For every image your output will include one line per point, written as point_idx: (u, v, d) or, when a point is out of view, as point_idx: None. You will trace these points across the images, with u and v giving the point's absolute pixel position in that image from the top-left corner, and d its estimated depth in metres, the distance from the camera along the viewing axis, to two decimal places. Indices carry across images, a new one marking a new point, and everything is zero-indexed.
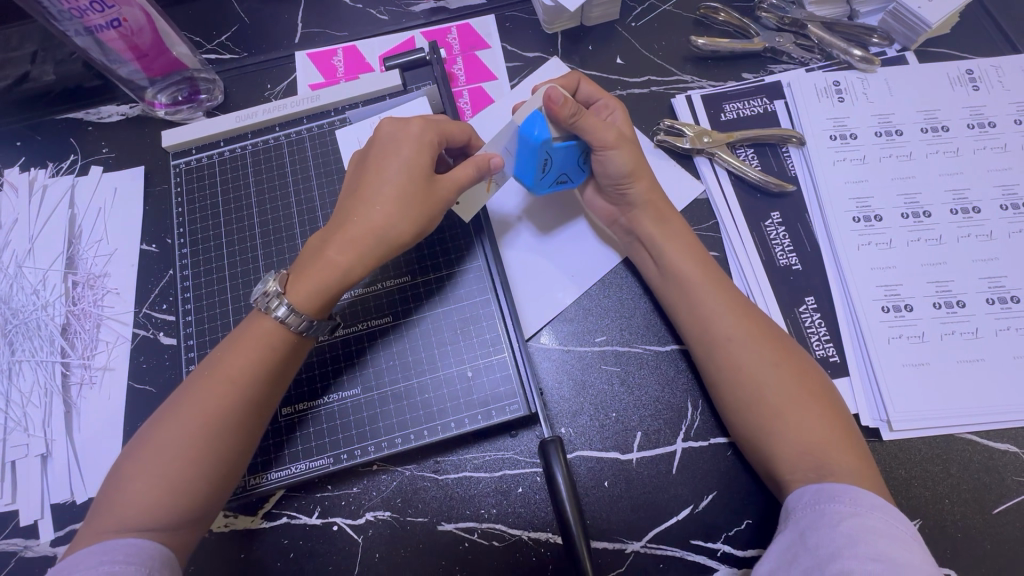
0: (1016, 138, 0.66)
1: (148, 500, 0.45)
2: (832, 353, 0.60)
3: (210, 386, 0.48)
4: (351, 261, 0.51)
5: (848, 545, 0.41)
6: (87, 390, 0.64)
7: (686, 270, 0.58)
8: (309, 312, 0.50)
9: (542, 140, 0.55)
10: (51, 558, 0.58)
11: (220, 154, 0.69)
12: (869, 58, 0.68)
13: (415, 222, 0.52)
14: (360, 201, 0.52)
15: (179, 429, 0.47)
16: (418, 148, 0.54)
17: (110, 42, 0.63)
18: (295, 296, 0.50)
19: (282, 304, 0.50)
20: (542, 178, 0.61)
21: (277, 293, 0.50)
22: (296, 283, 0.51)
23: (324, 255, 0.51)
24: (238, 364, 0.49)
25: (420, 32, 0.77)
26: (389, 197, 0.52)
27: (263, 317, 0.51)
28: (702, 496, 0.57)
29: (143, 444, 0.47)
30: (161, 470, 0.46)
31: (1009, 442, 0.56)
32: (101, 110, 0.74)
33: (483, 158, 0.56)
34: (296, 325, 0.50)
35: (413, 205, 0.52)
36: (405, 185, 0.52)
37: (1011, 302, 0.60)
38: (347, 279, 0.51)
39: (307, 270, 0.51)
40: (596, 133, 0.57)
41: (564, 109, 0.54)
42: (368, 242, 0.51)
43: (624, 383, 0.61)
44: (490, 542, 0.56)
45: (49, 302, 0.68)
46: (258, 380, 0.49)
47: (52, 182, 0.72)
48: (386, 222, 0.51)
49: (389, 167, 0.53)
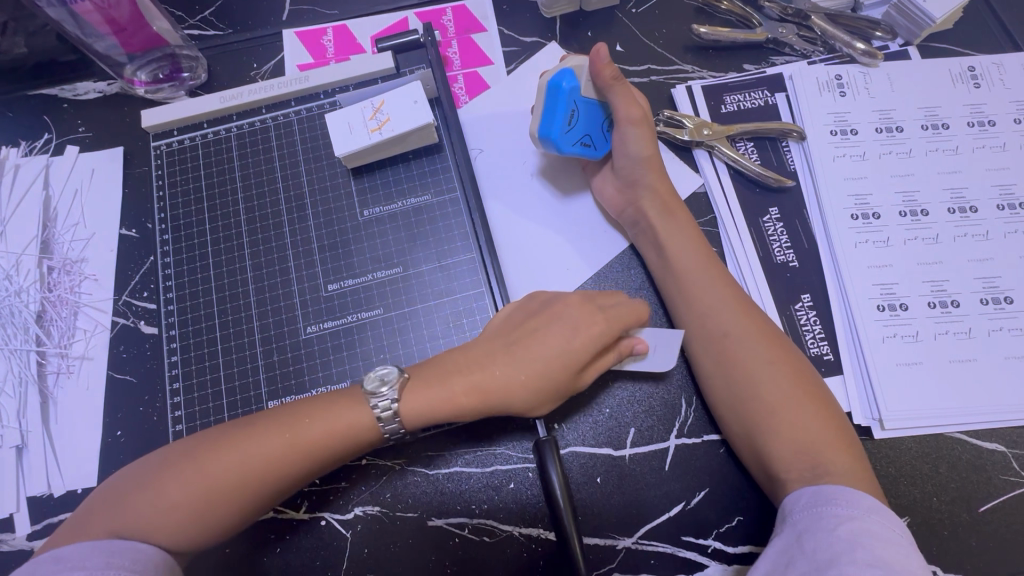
0: (1015, 138, 0.66)
1: (172, 522, 0.45)
2: (827, 351, 0.60)
3: (277, 440, 0.48)
4: (468, 408, 0.52)
5: (847, 550, 0.41)
6: (65, 379, 0.62)
7: (689, 264, 0.58)
8: (405, 421, 0.51)
9: (571, 91, 0.58)
10: (28, 552, 0.56)
11: (203, 136, 0.66)
12: (871, 52, 0.67)
13: (539, 397, 0.52)
14: (502, 351, 0.53)
15: (226, 474, 0.46)
16: (585, 320, 0.54)
17: (86, 14, 0.60)
18: (408, 403, 0.50)
19: (389, 399, 0.50)
20: (568, 132, 0.59)
21: (389, 400, 0.50)
22: (413, 394, 0.51)
23: (440, 386, 0.51)
24: (302, 438, 0.48)
25: (414, 12, 0.75)
26: (532, 374, 0.52)
27: (363, 407, 0.50)
28: (694, 493, 0.56)
29: (187, 459, 0.47)
30: (195, 501, 0.45)
31: (997, 441, 0.57)
32: (77, 87, 0.71)
33: (625, 344, 0.56)
34: (388, 429, 0.50)
35: (536, 386, 0.52)
36: (547, 376, 0.52)
37: (1004, 303, 0.60)
38: (467, 407, 0.52)
39: (424, 384, 0.52)
40: (628, 103, 0.59)
41: (605, 69, 0.57)
42: (499, 384, 0.52)
43: (619, 380, 0.60)
44: (480, 538, 0.56)
45: (23, 288, 0.65)
46: (319, 458, 0.48)
47: (25, 162, 0.69)
48: (514, 374, 0.52)
49: (543, 335, 0.53)
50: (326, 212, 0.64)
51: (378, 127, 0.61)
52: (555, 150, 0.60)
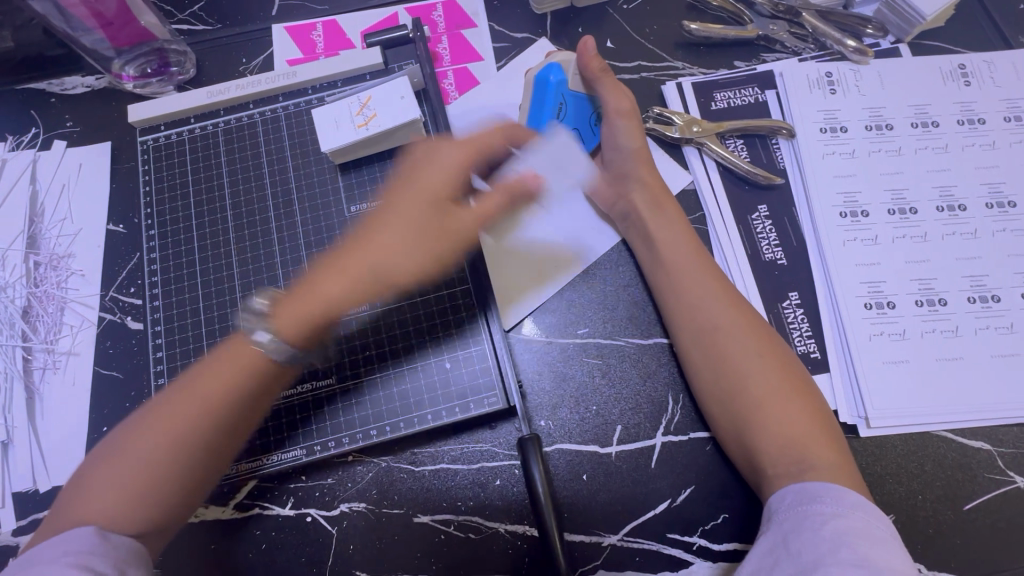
0: (1004, 136, 0.65)
1: (107, 505, 0.43)
2: (814, 349, 0.60)
3: (192, 393, 0.47)
4: (342, 293, 0.49)
5: (831, 550, 0.41)
6: (50, 375, 0.62)
7: (678, 259, 0.58)
8: (295, 342, 0.48)
9: (557, 84, 0.61)
10: (13, 548, 0.56)
11: (191, 131, 0.66)
12: (862, 49, 0.67)
13: (426, 263, 0.51)
14: (331, 262, 0.50)
15: (152, 447, 0.45)
16: (461, 155, 0.52)
17: (72, 8, 0.61)
18: (281, 322, 0.48)
19: (261, 329, 0.48)
20: (555, 124, 0.62)
21: (262, 315, 0.48)
22: (281, 311, 0.49)
23: (315, 285, 0.49)
24: (212, 392, 0.47)
25: (404, 8, 0.74)
26: (404, 228, 0.50)
27: (244, 340, 0.49)
28: (679, 490, 0.56)
29: (112, 444, 0.46)
30: (131, 482, 0.44)
31: (983, 439, 0.57)
32: (65, 81, 0.70)
33: (517, 175, 0.54)
34: (275, 352, 0.48)
35: (424, 247, 0.51)
36: (426, 223, 0.50)
37: (992, 301, 0.60)
38: (332, 313, 0.49)
39: (297, 298, 0.49)
40: (615, 95, 0.61)
41: (590, 62, 0.60)
42: (365, 274, 0.49)
43: (606, 377, 0.60)
44: (465, 534, 0.56)
45: (10, 283, 0.65)
46: (234, 406, 0.47)
47: (11, 157, 0.68)
48: (383, 227, 0.50)
49: (415, 189, 0.51)
50: (313, 208, 0.64)
51: (364, 122, 0.60)
52: None
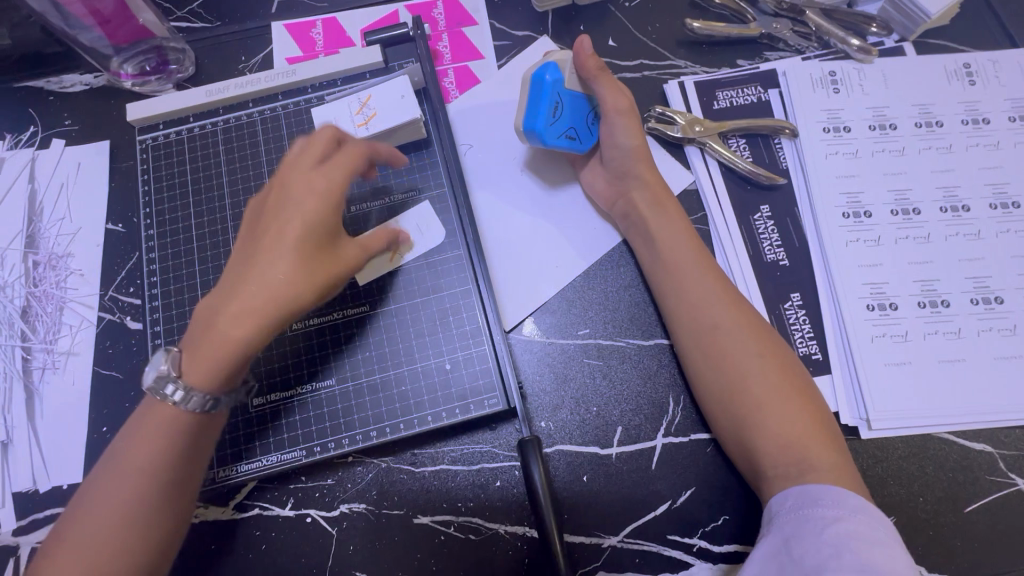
0: (1009, 136, 0.65)
1: (101, 552, 0.44)
2: (815, 350, 0.59)
3: (142, 432, 0.47)
4: (251, 333, 0.46)
5: (834, 556, 0.41)
6: (50, 375, 0.61)
7: (679, 259, 0.58)
8: (210, 388, 0.46)
9: (554, 83, 0.58)
10: (13, 548, 0.56)
11: (189, 130, 0.66)
12: (866, 49, 0.66)
13: (315, 291, 0.48)
14: (223, 299, 0.47)
15: (107, 520, 0.45)
16: (320, 186, 0.51)
17: (70, 5, 0.60)
18: (191, 372, 0.46)
19: (175, 384, 0.46)
20: (553, 125, 0.59)
21: (172, 360, 0.46)
22: (187, 366, 0.46)
23: (213, 329, 0.46)
24: (150, 465, 0.46)
25: (404, 5, 0.74)
26: (289, 256, 0.47)
27: (159, 404, 0.47)
28: (680, 492, 0.56)
29: (85, 503, 0.46)
30: (95, 557, 0.44)
31: (984, 441, 0.57)
32: (64, 79, 0.70)
33: (390, 228, 0.59)
34: (193, 404, 0.46)
35: (306, 279, 0.48)
36: (308, 251, 0.48)
37: (994, 303, 0.60)
38: (241, 348, 0.46)
39: (200, 348, 0.46)
40: (614, 93, 0.60)
41: (588, 62, 0.59)
42: (270, 300, 0.46)
43: (606, 378, 0.60)
44: (465, 535, 0.56)
45: (9, 283, 0.64)
46: (174, 468, 0.47)
47: (10, 155, 0.68)
48: (265, 265, 0.47)
49: (293, 221, 0.49)
50: None
51: (364, 121, 0.61)
52: (541, 143, 0.60)
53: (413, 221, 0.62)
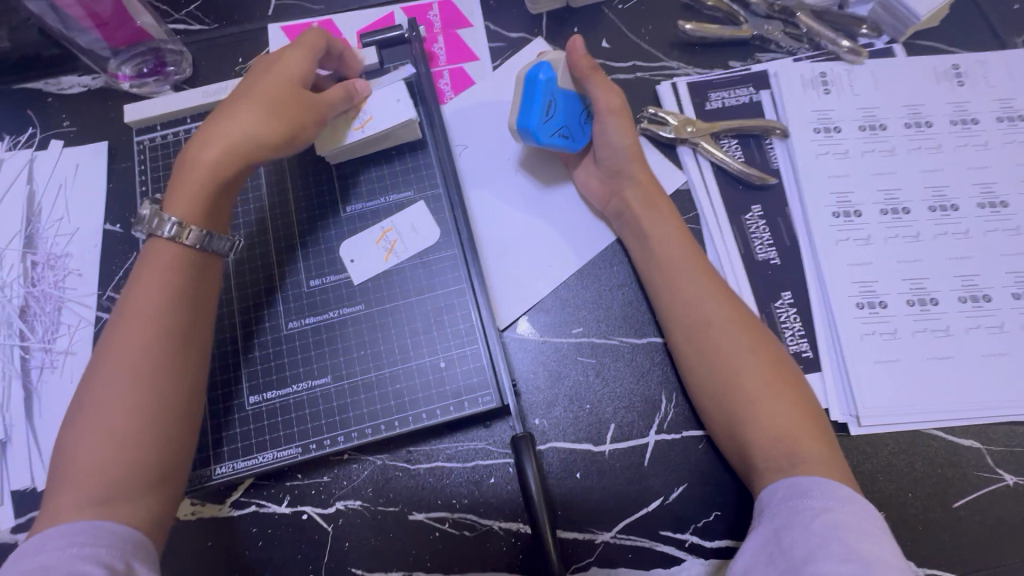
0: (997, 136, 0.66)
1: (105, 454, 0.44)
2: (806, 348, 0.60)
3: (128, 330, 0.47)
4: (222, 153, 0.52)
5: (822, 546, 0.41)
6: (49, 374, 0.62)
7: (671, 257, 0.58)
8: (197, 220, 0.51)
9: (547, 82, 0.59)
10: (12, 545, 0.57)
11: (187, 132, 0.66)
12: (856, 50, 0.67)
13: (286, 130, 0.54)
14: (195, 149, 0.52)
15: (105, 414, 0.45)
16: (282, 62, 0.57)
17: (68, 8, 0.62)
18: (177, 204, 0.51)
19: (167, 220, 0.50)
20: (545, 124, 0.60)
21: (156, 209, 0.51)
22: (173, 191, 0.52)
23: (191, 156, 0.52)
24: (133, 346, 0.47)
25: (400, 7, 0.74)
26: (253, 106, 0.53)
27: (155, 241, 0.51)
28: (672, 488, 0.57)
29: (79, 414, 0.46)
30: (105, 450, 0.44)
31: (972, 438, 0.57)
32: (61, 81, 0.70)
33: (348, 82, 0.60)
34: (190, 241, 0.51)
35: (278, 112, 0.54)
36: (273, 93, 0.54)
37: (983, 301, 0.60)
38: (224, 173, 0.52)
39: (182, 177, 0.52)
40: (607, 91, 0.61)
41: (581, 61, 0.60)
42: (241, 148, 0.52)
43: (599, 375, 0.60)
44: (460, 532, 0.56)
45: (7, 283, 0.65)
46: (163, 351, 0.47)
47: (9, 156, 0.68)
48: (232, 121, 0.53)
49: (258, 88, 0.55)
50: (308, 207, 0.64)
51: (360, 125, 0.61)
52: (533, 141, 0.60)
53: (406, 222, 0.63)
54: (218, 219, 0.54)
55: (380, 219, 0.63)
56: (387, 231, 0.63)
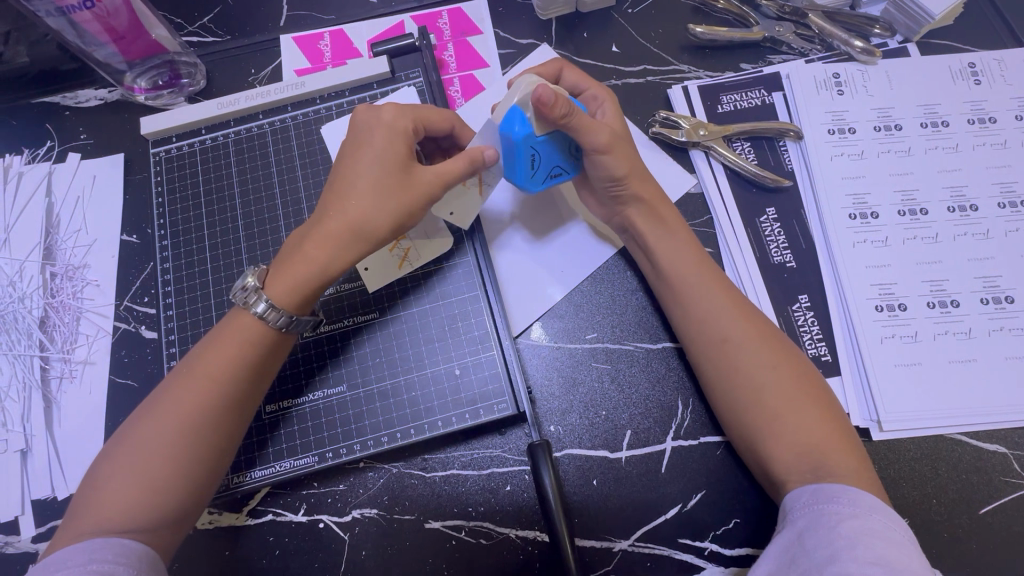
0: (1017, 134, 0.65)
1: (131, 494, 0.44)
2: (825, 352, 0.59)
3: (186, 387, 0.47)
4: (332, 254, 0.50)
5: (847, 548, 0.41)
6: (67, 384, 0.63)
7: (683, 269, 0.57)
8: (291, 308, 0.50)
9: (523, 139, 0.51)
10: (33, 554, 0.57)
11: (202, 143, 0.67)
12: (870, 50, 0.66)
13: (395, 220, 0.51)
14: (304, 239, 0.51)
15: (142, 460, 0.45)
16: (404, 139, 0.52)
17: (86, 23, 0.60)
18: (274, 291, 0.49)
19: (261, 299, 0.49)
20: (532, 176, 0.56)
21: (254, 287, 0.50)
22: (274, 280, 0.50)
23: (301, 250, 0.50)
24: (185, 403, 0.47)
25: (410, 16, 0.75)
26: (365, 191, 0.51)
27: (241, 313, 0.50)
28: (691, 495, 0.56)
29: (119, 448, 0.46)
30: (132, 491, 0.44)
31: (998, 442, 0.56)
32: (78, 94, 0.72)
33: (474, 150, 0.53)
34: (274, 322, 0.50)
35: (391, 198, 0.50)
36: (385, 177, 0.51)
37: (1006, 302, 0.59)
38: (329, 273, 0.50)
39: (287, 268, 0.50)
40: (587, 131, 0.52)
41: (556, 108, 0.49)
42: (352, 241, 0.50)
43: (614, 382, 0.60)
44: (477, 540, 0.56)
45: (27, 294, 0.66)
46: (213, 415, 0.47)
47: (28, 169, 0.69)
48: (344, 205, 0.51)
49: (365, 166, 0.51)
50: None
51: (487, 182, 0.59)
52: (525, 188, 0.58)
53: (418, 228, 0.61)
54: (314, 304, 0.53)
55: None
56: (399, 240, 0.60)
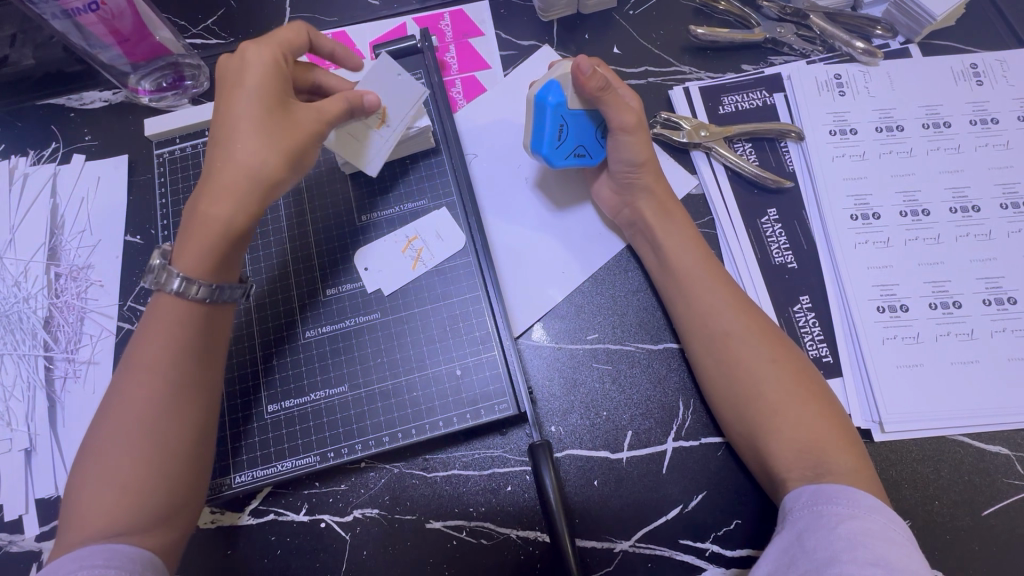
0: (1018, 135, 0.65)
1: (115, 498, 0.45)
2: (826, 353, 0.59)
3: (135, 378, 0.47)
4: (230, 206, 0.48)
5: (847, 549, 0.41)
6: (71, 383, 0.63)
7: (686, 266, 0.57)
8: (207, 275, 0.50)
9: (556, 106, 0.55)
10: (37, 553, 0.58)
11: (205, 144, 0.68)
12: (871, 51, 0.66)
13: (287, 158, 0.50)
14: (199, 202, 0.49)
15: (115, 462, 0.45)
16: (276, 73, 0.51)
17: (91, 26, 0.61)
18: (184, 262, 0.49)
19: (174, 276, 0.48)
20: (558, 148, 0.58)
21: (164, 266, 0.49)
22: (183, 251, 0.49)
23: (201, 213, 0.49)
24: (140, 395, 0.47)
25: (412, 18, 0.75)
26: (247, 134, 0.49)
27: (160, 296, 0.50)
28: (692, 496, 0.56)
29: (91, 452, 0.47)
30: (112, 492, 0.45)
31: (1000, 444, 0.56)
32: (84, 96, 0.72)
33: (353, 95, 0.54)
34: (198, 295, 0.49)
35: (278, 140, 0.49)
36: (265, 117, 0.49)
37: (1008, 303, 0.59)
38: (234, 227, 0.49)
39: (193, 235, 0.49)
40: (618, 113, 0.56)
41: (592, 82, 0.53)
42: (249, 189, 0.49)
43: (615, 382, 0.60)
44: (477, 540, 0.56)
45: (32, 294, 0.66)
46: (168, 404, 0.47)
47: (33, 171, 0.70)
48: (228, 156, 0.49)
49: (240, 109, 0.49)
50: (324, 217, 0.64)
51: (417, 260, 0.62)
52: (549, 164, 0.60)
53: (432, 228, 0.63)
54: (230, 269, 0.52)
55: (405, 228, 0.64)
56: (413, 240, 0.63)
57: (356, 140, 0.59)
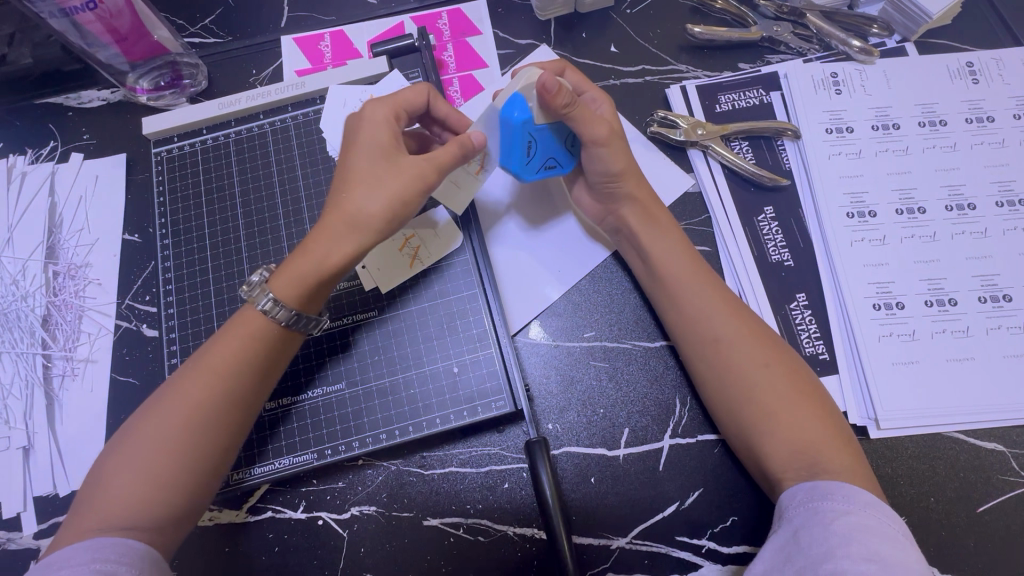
0: (1014, 132, 0.65)
1: (138, 494, 0.45)
2: (822, 350, 0.59)
3: (190, 383, 0.48)
4: (329, 248, 0.50)
5: (842, 545, 0.41)
6: (69, 382, 0.63)
7: (678, 268, 0.57)
8: (294, 304, 0.50)
9: (523, 123, 0.53)
10: (35, 550, 0.58)
11: (203, 142, 0.68)
12: (868, 50, 0.66)
13: (391, 206, 0.50)
14: (306, 238, 0.51)
15: (150, 457, 0.46)
16: (392, 130, 0.53)
17: (88, 24, 0.61)
18: (278, 288, 0.50)
19: (265, 295, 0.50)
20: (528, 163, 0.57)
21: (261, 284, 0.51)
22: (277, 278, 0.51)
23: (306, 249, 0.51)
24: (190, 398, 0.47)
25: (410, 17, 0.75)
26: (359, 179, 0.51)
27: (246, 310, 0.51)
28: (688, 493, 0.56)
29: (127, 443, 0.47)
30: (138, 487, 0.45)
31: (996, 441, 0.56)
32: (82, 95, 0.72)
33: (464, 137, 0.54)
34: (282, 319, 0.50)
35: (387, 188, 0.50)
36: (379, 166, 0.51)
37: (1003, 300, 0.59)
38: (326, 266, 0.50)
39: (291, 268, 0.50)
40: (588, 127, 0.55)
41: (559, 98, 0.52)
42: (350, 235, 0.50)
43: (613, 379, 0.60)
44: (475, 537, 0.56)
45: (29, 292, 0.66)
46: (217, 413, 0.48)
47: (31, 169, 0.70)
48: (341, 199, 0.51)
49: (358, 158, 0.52)
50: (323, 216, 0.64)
51: (415, 259, 0.62)
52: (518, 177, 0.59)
53: (429, 227, 0.63)
54: (316, 304, 0.53)
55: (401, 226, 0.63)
56: (409, 238, 0.62)
57: (458, 186, 0.60)
